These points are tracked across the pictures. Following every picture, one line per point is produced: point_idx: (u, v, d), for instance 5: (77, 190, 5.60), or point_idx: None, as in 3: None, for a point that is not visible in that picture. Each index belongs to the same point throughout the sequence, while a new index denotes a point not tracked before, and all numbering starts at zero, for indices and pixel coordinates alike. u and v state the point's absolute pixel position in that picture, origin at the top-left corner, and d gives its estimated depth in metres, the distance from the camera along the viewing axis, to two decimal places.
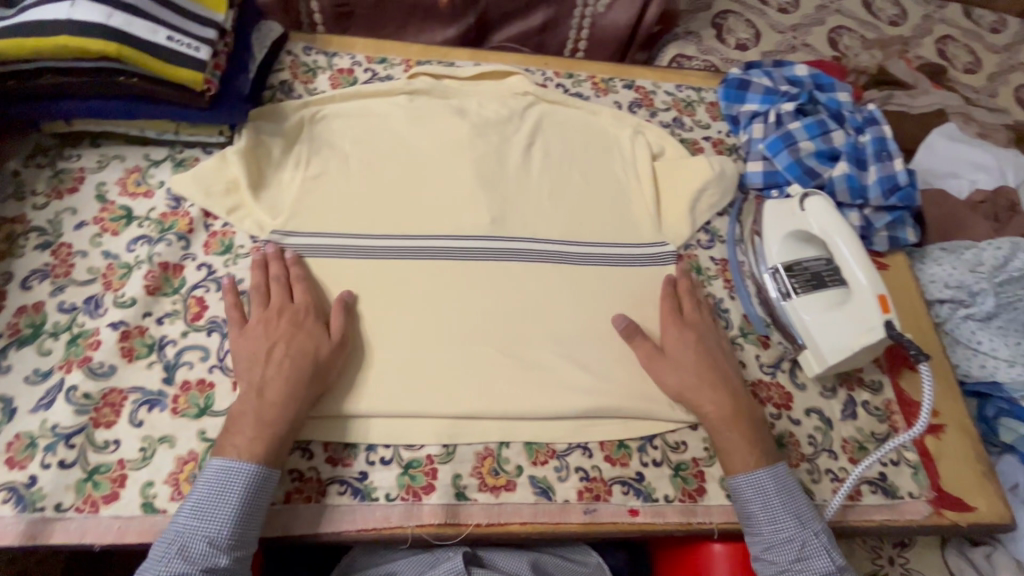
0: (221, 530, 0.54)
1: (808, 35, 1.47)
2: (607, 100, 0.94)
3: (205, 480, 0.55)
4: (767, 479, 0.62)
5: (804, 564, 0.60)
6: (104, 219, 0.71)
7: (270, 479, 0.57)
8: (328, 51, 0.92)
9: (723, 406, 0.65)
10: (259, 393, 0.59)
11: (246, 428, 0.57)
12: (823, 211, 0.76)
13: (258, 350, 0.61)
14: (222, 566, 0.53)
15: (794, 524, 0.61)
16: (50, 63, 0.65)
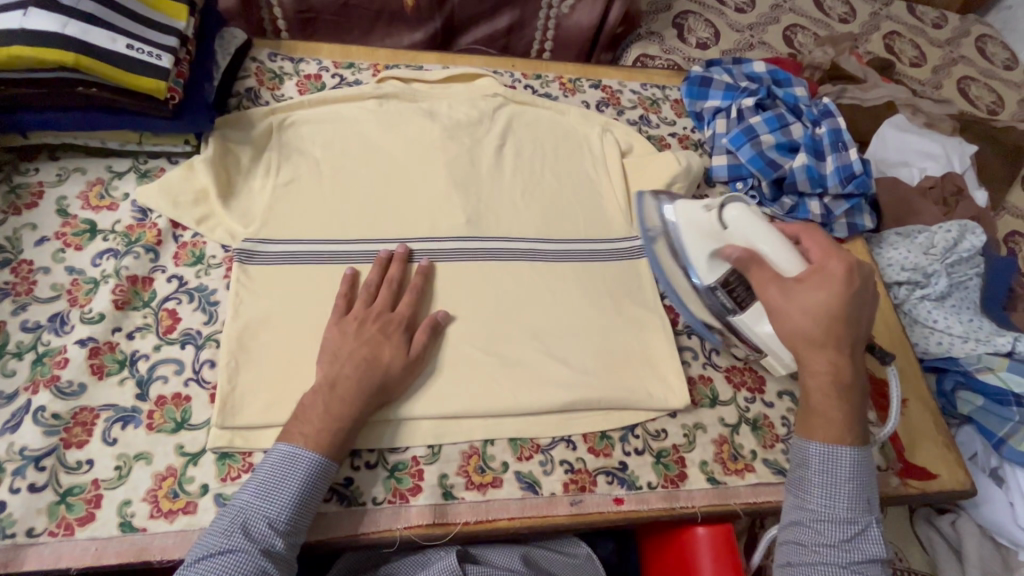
0: (284, 513, 0.54)
1: (764, 33, 1.53)
2: (575, 100, 0.96)
3: (274, 460, 0.55)
4: (851, 458, 0.60)
5: (853, 546, 0.59)
6: (67, 233, 0.69)
7: (330, 474, 0.57)
8: (294, 56, 0.91)
9: (843, 369, 0.61)
10: (332, 387, 0.59)
11: (314, 419, 0.57)
12: (749, 222, 0.65)
13: (376, 352, 0.62)
14: (277, 549, 0.53)
15: (859, 508, 0.60)
16: (4, 75, 0.63)
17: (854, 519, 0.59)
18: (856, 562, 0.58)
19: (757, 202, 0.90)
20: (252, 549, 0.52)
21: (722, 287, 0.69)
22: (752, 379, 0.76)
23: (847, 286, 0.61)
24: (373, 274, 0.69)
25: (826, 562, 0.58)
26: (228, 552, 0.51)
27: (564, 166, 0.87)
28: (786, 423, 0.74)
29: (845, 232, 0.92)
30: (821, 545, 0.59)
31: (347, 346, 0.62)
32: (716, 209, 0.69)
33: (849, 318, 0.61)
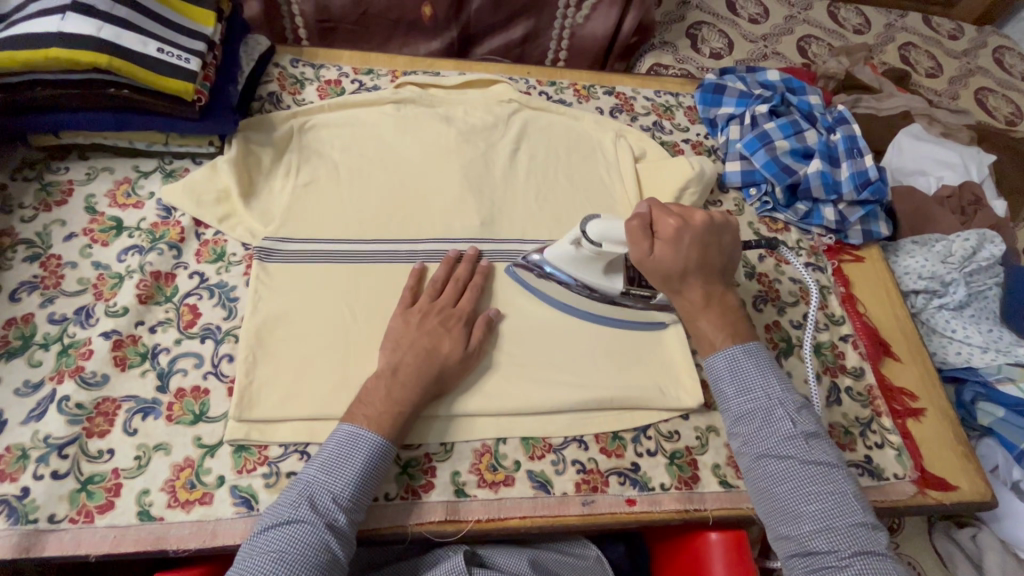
0: (347, 487, 0.55)
1: (778, 44, 1.54)
2: (589, 106, 0.97)
3: (337, 441, 0.57)
4: (736, 350, 0.62)
5: (769, 435, 0.58)
6: (94, 230, 0.71)
7: (389, 454, 0.58)
8: (315, 63, 0.93)
9: (711, 294, 0.64)
10: (393, 373, 0.61)
11: (376, 401, 0.59)
12: (617, 230, 0.66)
13: (436, 343, 0.64)
14: (340, 525, 0.54)
15: (761, 394, 0.60)
16: (39, 75, 0.66)
17: (759, 408, 0.60)
18: (776, 447, 0.57)
19: (770, 207, 0.90)
20: (319, 522, 0.53)
21: (631, 284, 0.72)
22: None
23: (699, 232, 0.63)
24: (440, 271, 0.71)
25: (752, 458, 0.59)
26: (292, 519, 0.52)
27: (578, 170, 0.88)
28: None
29: (860, 239, 0.91)
30: (744, 446, 0.60)
31: (409, 335, 0.64)
32: (585, 240, 0.67)
33: (706, 257, 0.63)
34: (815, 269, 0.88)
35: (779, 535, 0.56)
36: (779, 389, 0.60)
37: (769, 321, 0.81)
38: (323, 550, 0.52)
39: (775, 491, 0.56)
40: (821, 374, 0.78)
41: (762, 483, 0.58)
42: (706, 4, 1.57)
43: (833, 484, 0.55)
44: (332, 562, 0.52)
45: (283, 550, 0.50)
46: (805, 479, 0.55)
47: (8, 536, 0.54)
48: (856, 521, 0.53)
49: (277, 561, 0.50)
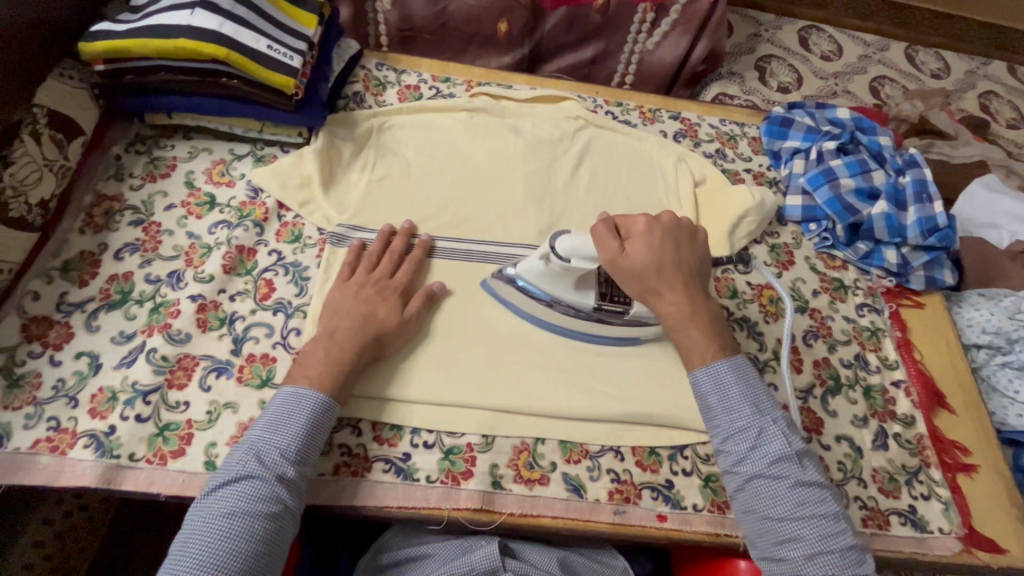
0: (293, 443, 0.58)
1: (849, 83, 1.52)
2: (654, 129, 1.00)
3: (279, 402, 0.60)
4: (721, 367, 0.64)
5: (760, 451, 0.60)
6: (191, 203, 0.79)
7: (332, 410, 0.61)
8: (397, 68, 1.00)
9: (689, 302, 0.67)
10: (330, 337, 0.64)
11: (316, 361, 0.63)
12: (585, 245, 0.65)
13: (372, 310, 0.67)
14: (290, 477, 0.57)
15: (751, 411, 0.62)
16: (165, 62, 0.74)
17: (749, 425, 0.62)
18: (768, 468, 0.60)
19: (830, 244, 0.89)
20: (268, 475, 0.56)
21: (603, 300, 0.70)
22: (809, 419, 0.75)
23: (667, 230, 0.69)
24: (378, 244, 0.75)
25: (744, 477, 0.61)
26: (243, 477, 0.56)
27: (636, 190, 0.90)
28: (841, 468, 0.72)
29: (922, 285, 0.89)
30: (735, 463, 0.61)
31: (346, 304, 0.67)
32: (552, 256, 0.66)
33: (679, 259, 0.68)
34: (871, 310, 0.86)
35: (770, 556, 0.58)
36: (768, 406, 0.63)
37: (818, 357, 0.80)
38: (276, 501, 0.55)
39: (770, 512, 0.59)
40: (868, 417, 0.77)
41: (754, 502, 0.60)
42: (778, 39, 1.57)
43: (824, 505, 0.58)
44: (286, 511, 0.56)
45: (239, 504, 0.54)
46: (797, 501, 0.58)
47: (95, 467, 0.60)
48: (846, 545, 0.57)
49: (232, 516, 0.54)
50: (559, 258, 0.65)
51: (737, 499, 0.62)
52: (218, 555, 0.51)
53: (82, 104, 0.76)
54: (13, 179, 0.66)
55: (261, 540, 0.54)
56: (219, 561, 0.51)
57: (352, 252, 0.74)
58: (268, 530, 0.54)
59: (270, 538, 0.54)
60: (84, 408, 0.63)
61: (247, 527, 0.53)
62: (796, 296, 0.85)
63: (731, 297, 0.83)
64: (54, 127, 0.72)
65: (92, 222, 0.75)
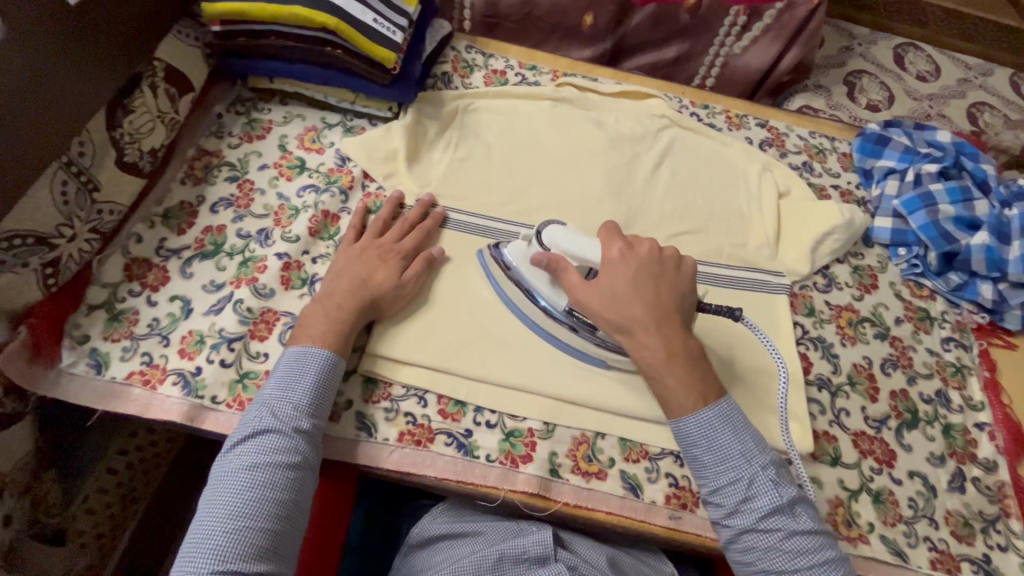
0: (305, 397, 0.59)
1: (945, 106, 1.44)
2: (739, 135, 0.97)
3: (286, 361, 0.62)
4: (709, 415, 0.60)
5: (752, 505, 0.57)
6: (283, 165, 0.81)
7: (339, 366, 0.63)
8: (486, 51, 1.00)
9: (675, 347, 0.62)
10: (328, 298, 0.66)
11: (317, 322, 0.64)
12: (569, 233, 0.66)
13: (371, 272, 0.68)
14: (304, 429, 0.58)
15: (739, 461, 0.59)
16: (278, 27, 0.77)
17: (738, 476, 0.58)
18: (760, 522, 0.57)
19: (919, 271, 0.85)
20: (284, 428, 0.57)
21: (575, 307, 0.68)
22: (881, 450, 0.71)
23: (645, 263, 0.64)
24: (388, 210, 0.76)
25: (735, 531, 0.58)
26: (261, 432, 0.57)
27: (717, 195, 0.88)
28: (912, 506, 0.69)
29: (1017, 324, 0.84)
30: (725, 517, 0.59)
31: (348, 265, 0.69)
32: (534, 237, 0.68)
33: (660, 294, 0.63)
34: (957, 346, 0.81)
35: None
36: (756, 454, 0.59)
37: (896, 388, 0.76)
38: (294, 452, 0.56)
39: (768, 568, 0.56)
40: (946, 456, 0.73)
41: (749, 558, 0.57)
42: (871, 54, 1.50)
43: (826, 551, 0.56)
44: (304, 462, 0.57)
45: (260, 457, 0.55)
46: (791, 553, 0.56)
47: (181, 404, 0.63)
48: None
49: (253, 469, 0.55)
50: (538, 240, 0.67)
51: (730, 552, 0.59)
52: (245, 507, 0.53)
53: (195, 62, 0.79)
54: (129, 127, 0.71)
55: (286, 491, 0.55)
56: (246, 512, 0.52)
57: (358, 215, 0.76)
58: (292, 481, 0.55)
59: (294, 489, 0.55)
60: (174, 348, 0.66)
61: (271, 479, 0.54)
62: (876, 322, 0.81)
63: (808, 315, 0.80)
64: (169, 81, 0.76)
65: (193, 174, 0.79)
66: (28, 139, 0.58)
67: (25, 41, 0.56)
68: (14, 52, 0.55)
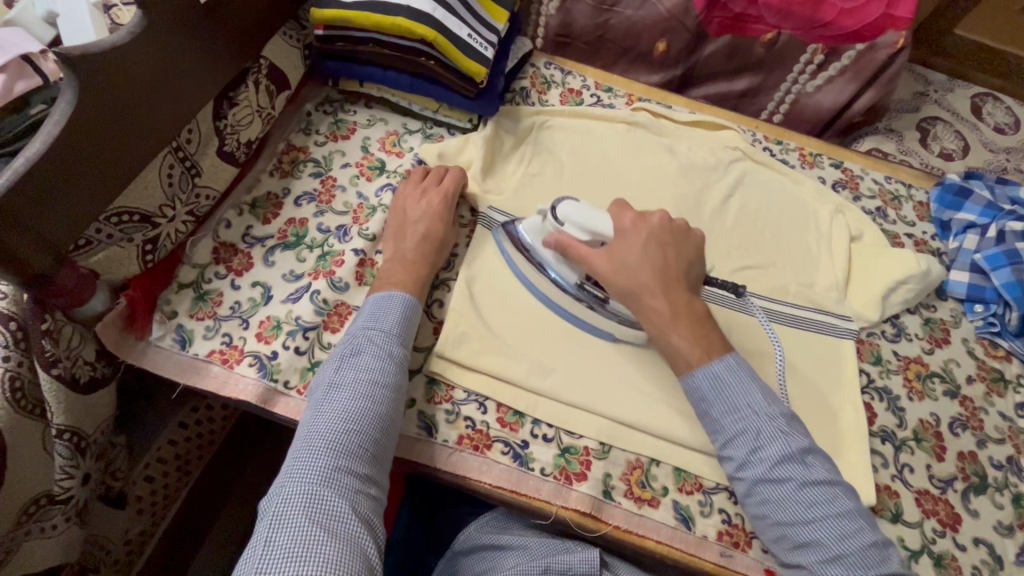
0: (394, 326, 0.63)
1: (1023, 161, 1.39)
2: (812, 173, 0.96)
3: (372, 300, 0.66)
4: (716, 368, 0.63)
5: (762, 454, 0.59)
6: (364, 165, 0.84)
7: (419, 306, 0.67)
8: (563, 70, 1.02)
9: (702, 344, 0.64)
10: (401, 259, 0.71)
11: (401, 277, 0.69)
12: (584, 214, 0.68)
13: (433, 228, 0.74)
14: (395, 354, 0.61)
15: (746, 412, 0.61)
16: (376, 36, 0.80)
17: (748, 427, 0.61)
18: (771, 472, 0.58)
19: (996, 330, 0.82)
20: (377, 352, 0.61)
21: (586, 280, 0.70)
22: (946, 513, 0.69)
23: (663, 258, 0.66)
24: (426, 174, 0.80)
25: (748, 482, 0.60)
26: (356, 353, 0.60)
27: (787, 232, 0.87)
28: (976, 574, 0.66)
29: None
30: (737, 469, 0.61)
31: (410, 226, 0.74)
32: (550, 214, 0.69)
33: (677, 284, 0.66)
34: None
35: (791, 564, 0.58)
36: (764, 406, 0.61)
37: (965, 449, 0.73)
38: (387, 373, 0.60)
39: (781, 513, 0.58)
40: (1015, 526, 0.70)
41: (779, 531, 0.58)
42: (947, 101, 1.46)
43: (838, 501, 0.57)
44: (396, 385, 0.60)
45: (358, 375, 0.59)
46: (806, 503, 0.57)
47: (255, 385, 0.66)
48: (866, 543, 0.55)
49: (352, 387, 0.58)
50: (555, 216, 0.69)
51: (747, 505, 0.61)
52: (348, 414, 0.56)
53: (294, 62, 0.83)
54: (232, 119, 0.75)
55: (382, 407, 0.58)
56: (349, 421, 0.55)
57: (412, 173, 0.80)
58: (387, 398, 0.58)
59: (388, 406, 0.58)
60: (253, 331, 0.69)
61: (369, 393, 0.57)
62: (946, 378, 0.78)
63: (874, 363, 0.78)
64: (270, 78, 0.79)
65: (281, 167, 0.83)
66: (149, 123, 0.62)
67: (158, 33, 0.61)
68: (149, 44, 0.60)
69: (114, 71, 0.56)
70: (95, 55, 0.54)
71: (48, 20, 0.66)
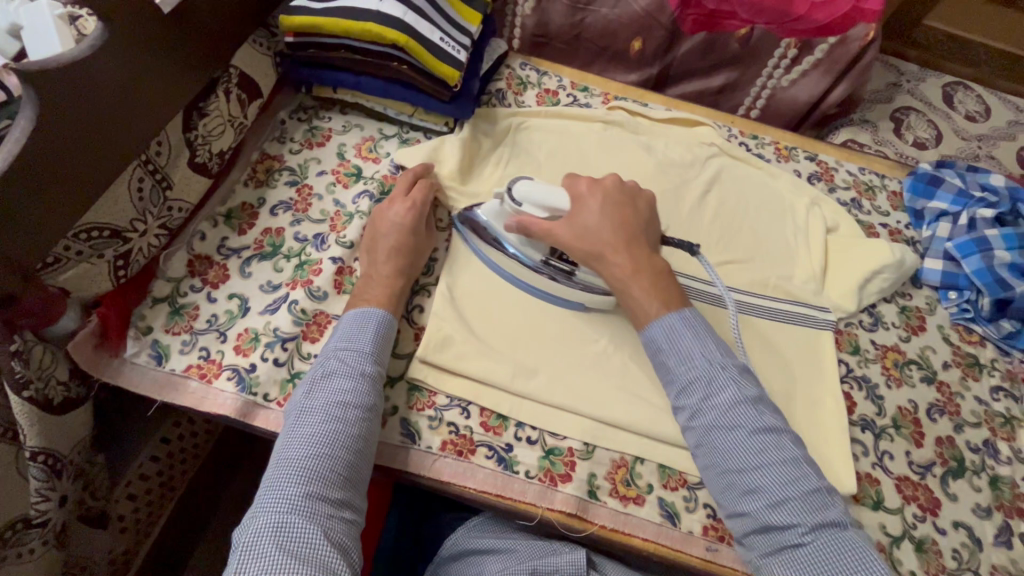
0: (368, 344, 0.63)
1: (995, 148, 1.41)
2: (787, 167, 0.97)
3: (347, 318, 0.66)
4: (673, 319, 0.64)
5: (713, 401, 0.60)
6: (340, 172, 0.83)
7: (394, 322, 0.67)
8: (539, 70, 1.02)
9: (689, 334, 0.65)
10: (372, 275, 0.70)
11: (372, 293, 0.68)
12: (535, 189, 0.70)
13: (403, 241, 0.73)
14: (369, 373, 0.61)
15: (703, 363, 0.62)
16: (348, 41, 0.80)
17: (699, 376, 0.62)
18: (723, 419, 0.59)
19: (970, 316, 0.84)
20: (351, 373, 0.60)
21: (552, 255, 0.72)
22: (925, 498, 0.70)
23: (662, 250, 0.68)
24: (402, 184, 0.78)
25: (699, 430, 0.61)
26: (329, 374, 0.60)
27: (764, 226, 0.88)
28: (956, 557, 0.67)
29: None
30: (688, 417, 0.62)
31: (381, 240, 0.73)
32: (506, 198, 0.71)
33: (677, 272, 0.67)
34: (1007, 395, 0.80)
35: (734, 512, 0.58)
36: (717, 357, 0.62)
37: (942, 434, 0.75)
38: (361, 394, 0.59)
39: (727, 460, 0.58)
40: (993, 508, 0.71)
41: (713, 458, 0.59)
42: (919, 91, 1.48)
43: (783, 448, 0.57)
44: (370, 405, 0.60)
45: (330, 396, 0.58)
46: (754, 449, 0.57)
47: (234, 399, 0.65)
48: (811, 489, 0.55)
49: (324, 409, 0.57)
50: (510, 198, 0.70)
51: (698, 457, 0.62)
52: (319, 437, 0.55)
53: (266, 70, 0.83)
54: (203, 129, 0.74)
55: (355, 428, 0.57)
56: (320, 445, 0.55)
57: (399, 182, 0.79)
58: (360, 419, 0.58)
59: (362, 426, 0.58)
60: (230, 344, 0.68)
61: (342, 415, 0.57)
62: (923, 365, 0.80)
63: (853, 353, 0.79)
64: (241, 88, 0.79)
65: (255, 176, 0.82)
66: (116, 136, 0.61)
67: (120, 46, 0.59)
68: (113, 55, 0.59)
69: (77, 85, 0.55)
70: (56, 69, 0.53)
71: (12, 33, 0.65)
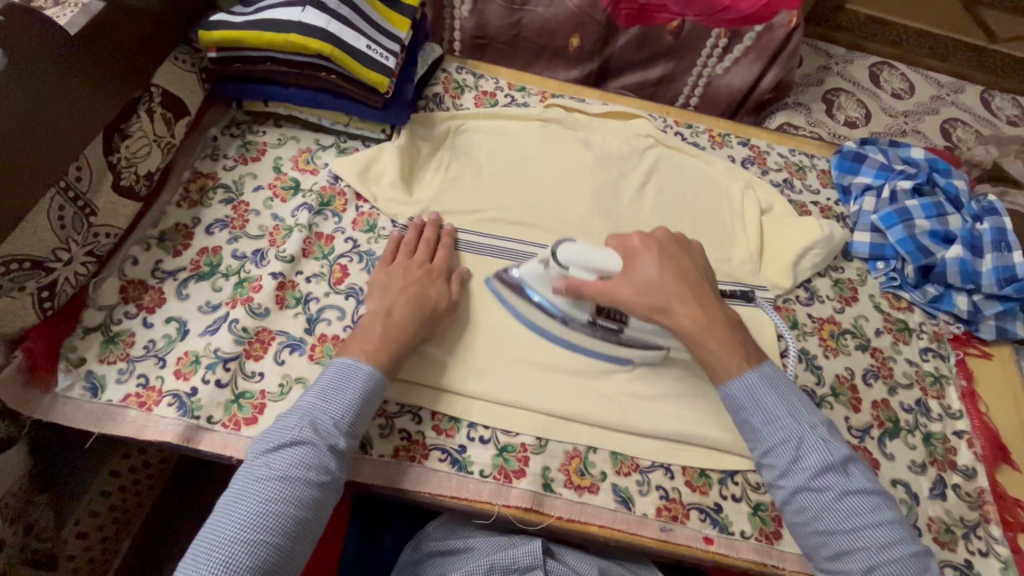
0: (346, 417, 0.60)
1: (920, 122, 1.49)
2: (722, 153, 1.00)
3: (335, 374, 0.62)
4: (752, 378, 0.64)
5: (802, 464, 0.60)
6: (277, 186, 0.82)
7: (383, 390, 0.63)
8: (476, 72, 1.03)
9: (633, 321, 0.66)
10: (387, 313, 0.67)
11: (372, 338, 0.65)
12: (585, 254, 0.66)
13: (424, 290, 0.70)
14: (339, 448, 0.59)
15: (788, 421, 0.62)
16: (273, 54, 0.79)
17: (789, 436, 0.61)
18: (813, 480, 0.59)
19: (897, 284, 0.88)
20: (320, 444, 0.58)
21: (598, 314, 0.71)
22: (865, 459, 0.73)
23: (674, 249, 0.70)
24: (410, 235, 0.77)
25: (788, 491, 0.60)
26: (297, 442, 0.57)
27: (701, 211, 0.91)
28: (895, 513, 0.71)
29: (992, 334, 0.87)
30: (778, 477, 0.61)
31: (396, 285, 0.70)
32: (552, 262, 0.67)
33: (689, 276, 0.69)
34: (935, 355, 0.84)
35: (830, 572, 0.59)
36: (806, 416, 0.62)
37: (878, 398, 0.79)
38: (325, 470, 0.57)
39: (825, 523, 0.58)
40: (927, 464, 0.75)
41: (804, 517, 0.59)
42: (848, 72, 1.55)
43: (881, 512, 0.58)
44: (332, 481, 0.58)
45: (291, 469, 0.56)
46: (847, 513, 0.57)
47: (177, 425, 0.64)
48: (906, 554, 0.56)
49: (286, 479, 0.55)
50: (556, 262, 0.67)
51: (788, 517, 0.61)
52: (270, 517, 0.53)
53: (191, 87, 0.81)
54: (126, 151, 0.72)
55: (310, 507, 0.56)
56: (272, 521, 0.53)
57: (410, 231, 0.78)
58: (316, 498, 0.56)
59: (317, 505, 0.56)
60: (170, 369, 0.67)
61: (300, 492, 0.55)
62: (857, 334, 0.83)
63: (791, 328, 0.82)
64: (165, 106, 0.77)
65: (188, 196, 0.80)
66: (28, 164, 0.59)
67: (22, 70, 0.57)
68: (15, 79, 0.57)
69: None
70: None
71: None
